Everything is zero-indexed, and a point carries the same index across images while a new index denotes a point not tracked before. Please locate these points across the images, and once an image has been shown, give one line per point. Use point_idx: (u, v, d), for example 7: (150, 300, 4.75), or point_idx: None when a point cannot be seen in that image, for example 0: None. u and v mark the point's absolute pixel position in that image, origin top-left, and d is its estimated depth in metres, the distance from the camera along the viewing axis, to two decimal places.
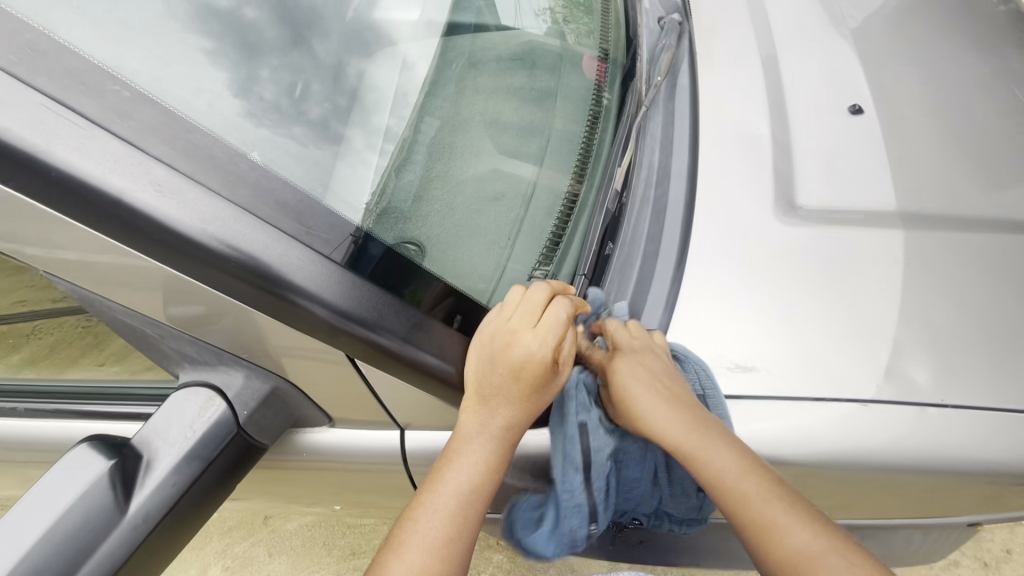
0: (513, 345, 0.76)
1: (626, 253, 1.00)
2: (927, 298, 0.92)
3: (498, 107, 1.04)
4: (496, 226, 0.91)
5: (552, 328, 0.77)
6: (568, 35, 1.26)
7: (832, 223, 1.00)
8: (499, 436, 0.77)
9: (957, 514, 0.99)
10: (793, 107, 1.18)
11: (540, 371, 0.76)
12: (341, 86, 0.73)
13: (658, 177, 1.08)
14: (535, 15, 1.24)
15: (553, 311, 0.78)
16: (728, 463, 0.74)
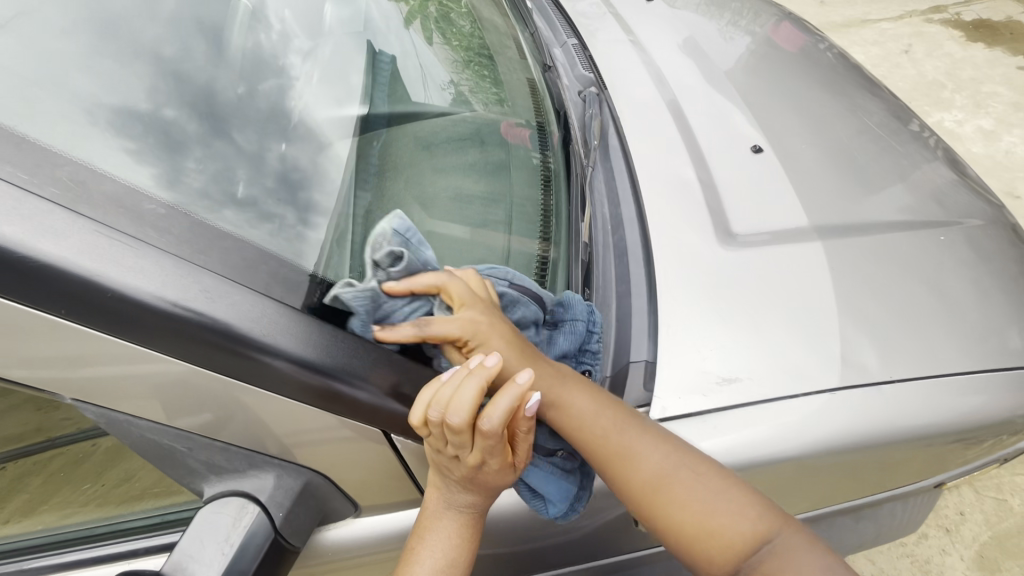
0: (455, 463, 0.68)
1: (602, 297, 1.08)
2: (855, 294, 1.09)
3: (447, 180, 1.16)
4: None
5: (490, 449, 0.67)
6: (476, 105, 1.40)
7: (763, 242, 1.15)
8: (467, 513, 0.74)
9: (924, 475, 1.12)
10: (707, 152, 1.37)
11: (495, 474, 0.70)
12: (264, 169, 0.81)
13: (612, 226, 1.21)
14: (441, 90, 1.37)
15: (482, 438, 0.66)
16: (656, 457, 0.82)
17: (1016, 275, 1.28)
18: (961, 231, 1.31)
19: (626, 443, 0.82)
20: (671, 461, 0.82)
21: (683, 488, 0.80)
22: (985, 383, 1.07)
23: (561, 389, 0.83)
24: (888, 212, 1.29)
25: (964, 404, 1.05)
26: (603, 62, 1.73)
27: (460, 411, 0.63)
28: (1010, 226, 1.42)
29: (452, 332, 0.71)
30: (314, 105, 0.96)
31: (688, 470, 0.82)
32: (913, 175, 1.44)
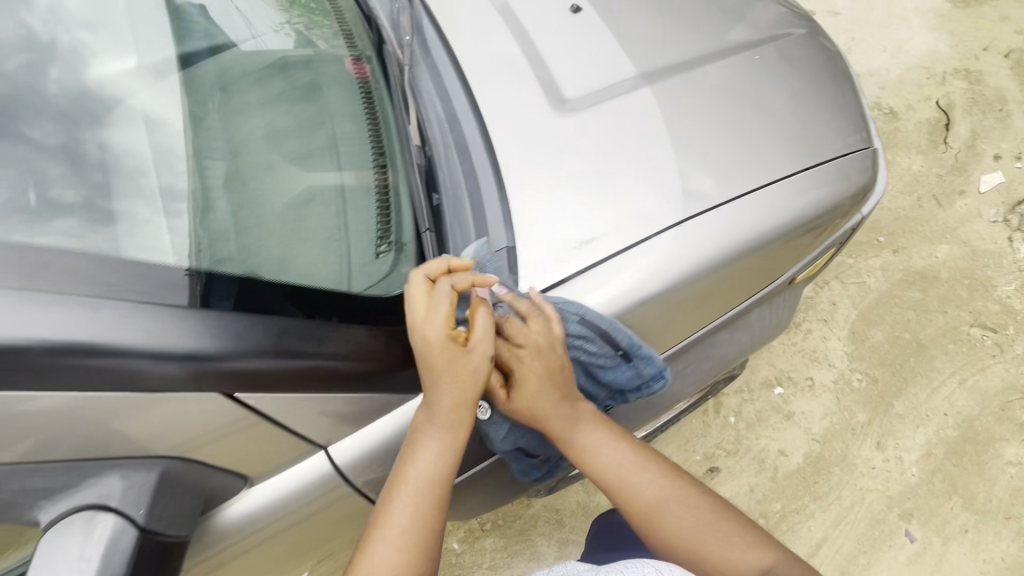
0: (421, 340, 0.84)
1: (453, 198, 1.05)
2: (686, 129, 1.12)
3: (250, 116, 1.02)
4: (303, 224, 0.93)
5: (432, 318, 0.83)
6: (317, 42, 1.24)
7: (594, 101, 1.14)
8: (456, 407, 0.85)
9: (784, 272, 1.24)
10: (528, 20, 1.28)
11: (451, 357, 0.84)
12: (12, 179, 0.72)
13: (447, 124, 1.15)
14: (275, 33, 1.22)
15: (438, 291, 0.85)
16: (619, 459, 0.99)
17: (824, 77, 1.38)
18: (774, 46, 1.37)
19: (586, 439, 0.99)
20: (626, 457, 1.00)
21: (674, 513, 0.95)
22: (809, 179, 1.17)
23: (576, 428, 0.99)
24: (707, 45, 1.33)
25: (797, 202, 1.14)
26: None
27: (434, 269, 0.87)
28: (816, 34, 1.52)
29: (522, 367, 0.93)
30: (39, 86, 0.82)
31: (646, 489, 0.97)
32: (724, 3, 1.46)
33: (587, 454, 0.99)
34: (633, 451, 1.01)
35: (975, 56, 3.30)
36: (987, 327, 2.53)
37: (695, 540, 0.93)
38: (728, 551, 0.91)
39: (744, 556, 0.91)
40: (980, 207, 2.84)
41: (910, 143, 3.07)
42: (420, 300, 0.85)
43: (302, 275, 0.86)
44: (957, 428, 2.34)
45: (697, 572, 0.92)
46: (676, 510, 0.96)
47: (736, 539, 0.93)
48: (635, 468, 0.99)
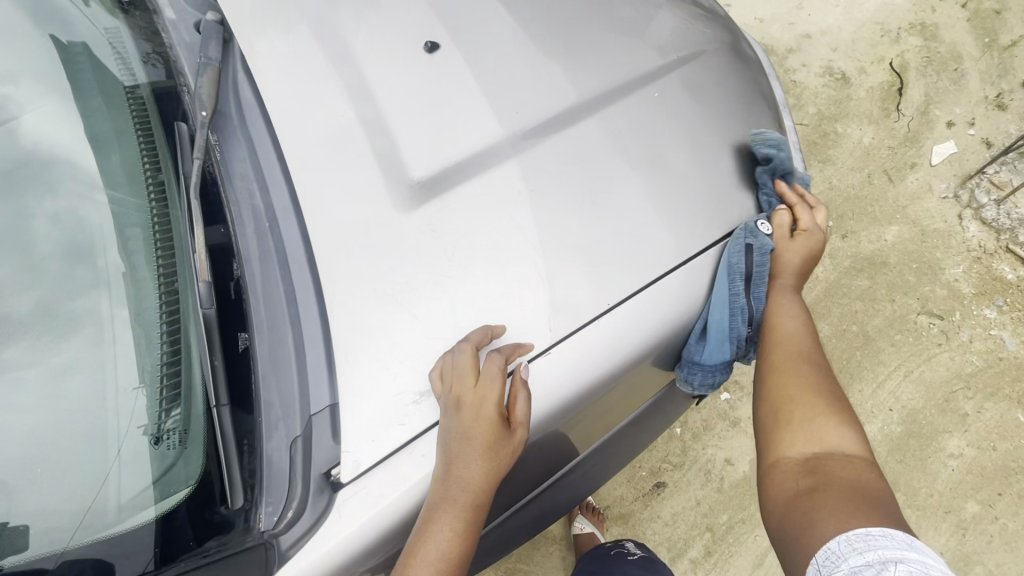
0: (477, 401, 0.78)
1: (270, 334, 0.84)
2: (560, 215, 0.92)
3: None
4: (41, 421, 0.68)
5: (482, 393, 0.78)
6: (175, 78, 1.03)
7: (447, 186, 0.92)
8: (475, 491, 0.76)
9: None
10: (369, 69, 1.03)
11: (494, 433, 0.77)
12: None
13: (266, 225, 0.92)
14: (146, 64, 1.05)
15: (485, 367, 0.80)
16: (797, 346, 0.95)
17: (736, 111, 1.17)
18: (677, 77, 1.15)
19: (778, 293, 1.01)
20: (793, 328, 0.98)
21: (799, 373, 0.91)
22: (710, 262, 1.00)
23: (773, 291, 1.02)
24: (593, 83, 1.08)
25: (694, 293, 0.97)
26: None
27: (473, 337, 0.82)
28: (734, 46, 1.27)
29: (485, 426, 0.77)
30: None
31: (804, 336, 0.96)
32: (622, 16, 1.21)
33: (778, 305, 1.00)
34: (805, 326, 0.99)
35: (931, 8, 2.86)
36: (934, 314, 2.43)
37: (792, 406, 0.87)
38: (823, 425, 0.83)
39: (839, 438, 0.81)
40: (932, 180, 2.63)
41: (861, 112, 2.76)
42: (466, 369, 0.79)
43: (48, 539, 0.65)
44: (901, 423, 2.30)
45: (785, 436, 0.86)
46: (794, 390, 0.89)
47: (846, 424, 0.83)
48: (798, 328, 0.98)
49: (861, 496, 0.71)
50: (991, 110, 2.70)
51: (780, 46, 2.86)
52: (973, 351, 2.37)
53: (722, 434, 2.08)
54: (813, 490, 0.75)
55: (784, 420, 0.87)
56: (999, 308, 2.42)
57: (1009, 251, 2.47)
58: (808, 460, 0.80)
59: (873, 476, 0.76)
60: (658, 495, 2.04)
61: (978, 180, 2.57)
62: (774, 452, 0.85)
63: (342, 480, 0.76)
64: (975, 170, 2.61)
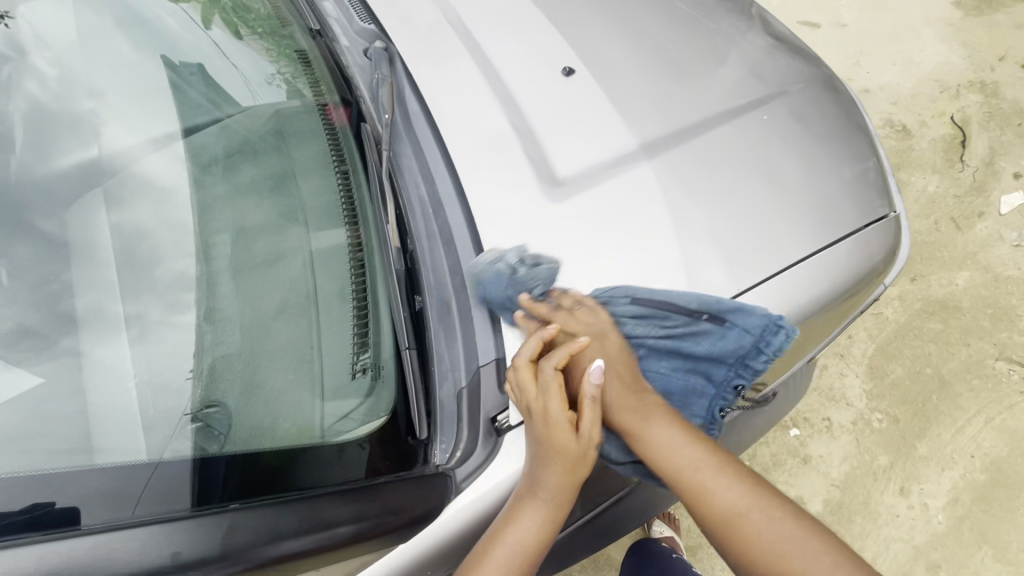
0: (546, 411, 0.84)
1: (439, 298, 0.97)
2: (691, 211, 1.04)
3: (223, 213, 0.94)
4: (272, 353, 0.85)
5: (546, 404, 0.84)
6: (304, 90, 1.22)
7: (590, 182, 1.06)
8: (554, 498, 0.84)
9: (809, 352, 1.16)
10: (518, 88, 1.20)
11: (565, 437, 0.84)
12: None
13: (431, 209, 1.06)
14: (268, 86, 1.22)
15: (545, 376, 0.86)
16: (727, 499, 0.87)
17: (837, 135, 1.28)
18: (782, 103, 1.28)
19: (643, 428, 0.92)
20: (690, 449, 0.91)
21: (755, 524, 0.84)
22: (823, 263, 1.09)
23: (641, 359, 0.98)
24: (709, 106, 1.23)
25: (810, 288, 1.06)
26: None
27: (532, 347, 0.88)
28: (827, 80, 1.41)
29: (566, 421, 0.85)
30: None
31: (733, 497, 0.87)
32: (727, 54, 1.37)
33: (654, 443, 0.91)
34: (699, 445, 0.91)
35: (989, 68, 3.00)
36: (1012, 360, 2.40)
37: (740, 526, 0.85)
38: (755, 524, 0.84)
39: (797, 546, 0.81)
40: (1001, 229, 2.66)
41: (924, 161, 2.83)
42: (526, 383, 0.85)
43: (276, 440, 0.80)
44: (985, 470, 2.22)
45: (746, 559, 0.84)
46: (756, 523, 0.85)
47: (815, 545, 0.81)
48: (693, 458, 0.90)
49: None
50: None
51: None
52: None
53: None
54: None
55: (730, 536, 0.86)
56: None
57: None
58: (766, 564, 0.82)
59: (814, 550, 0.80)
60: None
61: None
62: (735, 553, 0.85)
63: (509, 425, 0.88)
64: None
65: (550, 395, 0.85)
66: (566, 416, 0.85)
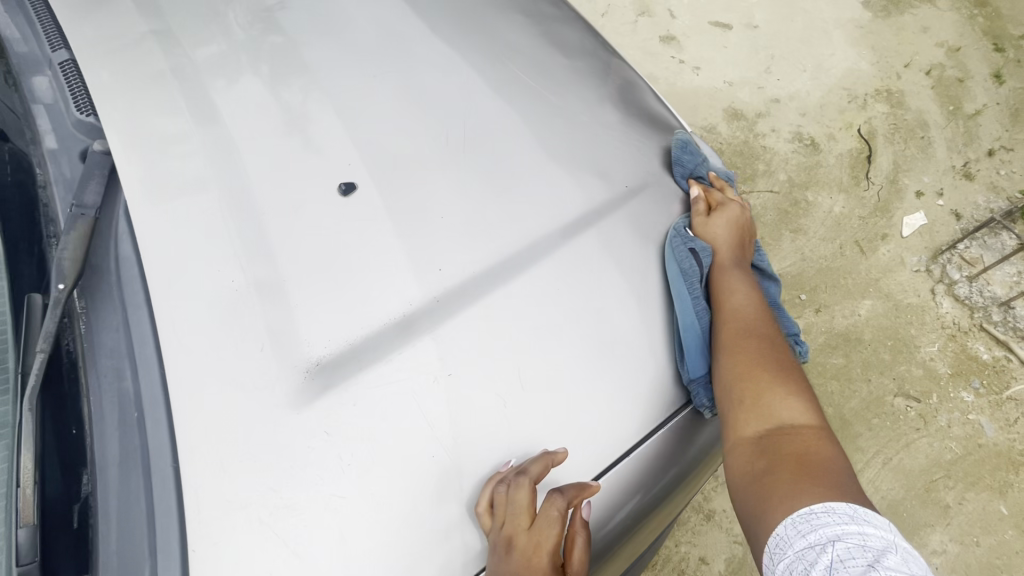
0: (536, 546, 0.74)
1: (119, 573, 0.69)
2: (483, 403, 0.81)
3: None
4: None
5: (544, 534, 0.75)
6: (48, 187, 0.94)
7: (349, 370, 0.79)
8: None
9: (656, 531, 0.97)
10: (275, 219, 0.90)
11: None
12: None
13: (128, 418, 0.77)
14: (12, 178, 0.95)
15: (544, 509, 0.76)
16: (751, 320, 0.94)
17: (690, 250, 1.07)
18: (626, 213, 1.05)
19: (727, 271, 1.03)
20: (751, 303, 0.97)
21: (745, 351, 0.89)
22: (649, 455, 0.88)
23: (726, 270, 1.03)
24: (531, 226, 0.97)
25: (628, 495, 0.86)
26: (102, 60, 1.05)
27: (533, 468, 0.77)
28: (688, 167, 1.18)
29: (548, 563, 0.74)
30: None
31: (748, 363, 0.88)
32: (567, 142, 1.11)
33: (727, 282, 1.00)
34: (766, 329, 0.93)
35: (896, 74, 2.86)
36: (910, 395, 2.26)
37: (756, 404, 0.84)
38: (773, 400, 0.84)
39: (840, 458, 0.75)
40: (902, 252, 2.50)
41: (830, 180, 2.64)
42: (521, 508, 0.74)
43: None
44: (882, 515, 2.10)
45: (771, 444, 0.79)
46: (743, 364, 0.88)
47: (826, 445, 0.77)
48: (748, 299, 0.97)
49: (810, 465, 0.74)
50: (959, 181, 2.63)
51: (748, 110, 2.76)
52: (952, 436, 2.21)
53: (697, 530, 1.85)
54: (765, 471, 0.76)
55: (743, 377, 0.87)
56: (976, 390, 2.28)
57: (983, 330, 2.36)
58: (765, 442, 0.80)
59: (831, 448, 0.77)
60: None
61: (949, 255, 2.48)
62: (740, 411, 0.85)
63: None
64: (946, 243, 2.51)
65: (541, 535, 0.75)
66: (552, 558, 0.74)
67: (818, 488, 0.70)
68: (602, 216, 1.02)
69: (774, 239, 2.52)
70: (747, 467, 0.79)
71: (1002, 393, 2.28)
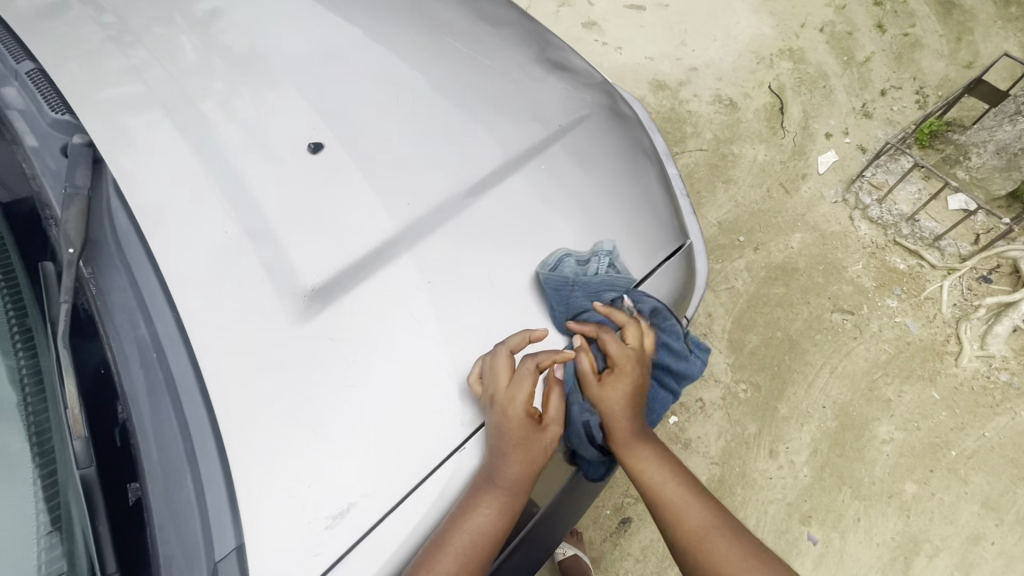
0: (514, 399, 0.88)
1: (164, 479, 0.79)
2: (460, 302, 0.95)
3: None
4: None
5: (522, 391, 0.89)
6: (37, 179, 1.03)
7: (343, 288, 0.92)
8: (511, 487, 0.87)
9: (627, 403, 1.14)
10: (256, 179, 1.02)
11: (529, 430, 0.89)
12: None
13: (150, 355, 0.87)
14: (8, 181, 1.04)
15: (521, 369, 0.91)
16: (719, 544, 0.92)
17: (621, 172, 1.24)
18: (562, 146, 1.21)
19: (638, 463, 0.98)
20: (703, 517, 0.95)
21: (721, 551, 0.91)
22: None
23: (634, 451, 0.98)
24: (481, 162, 1.12)
25: (594, 365, 1.01)
26: (70, 67, 1.15)
27: (511, 341, 0.93)
28: (612, 107, 1.36)
29: (524, 414, 0.89)
30: None
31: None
32: (504, 95, 1.27)
33: (642, 473, 0.98)
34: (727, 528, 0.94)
35: (795, 34, 3.18)
36: (845, 309, 2.48)
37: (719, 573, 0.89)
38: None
39: None
40: (822, 187, 2.78)
41: (751, 133, 2.92)
42: (501, 371, 0.89)
43: None
44: (836, 418, 2.27)
45: None
46: (720, 546, 0.92)
47: None
48: (687, 496, 0.98)
49: None
50: (861, 119, 2.94)
51: (670, 80, 3.02)
52: (885, 338, 2.41)
53: None
54: None
55: (684, 531, 0.95)
56: (899, 296, 2.49)
57: (898, 244, 2.59)
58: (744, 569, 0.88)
59: None
60: (625, 530, 1.92)
61: (860, 183, 2.72)
62: None
63: None
64: (856, 173, 2.79)
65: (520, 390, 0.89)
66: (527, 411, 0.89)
67: None
68: (542, 149, 1.18)
69: (709, 191, 2.77)
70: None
71: (920, 295, 2.49)
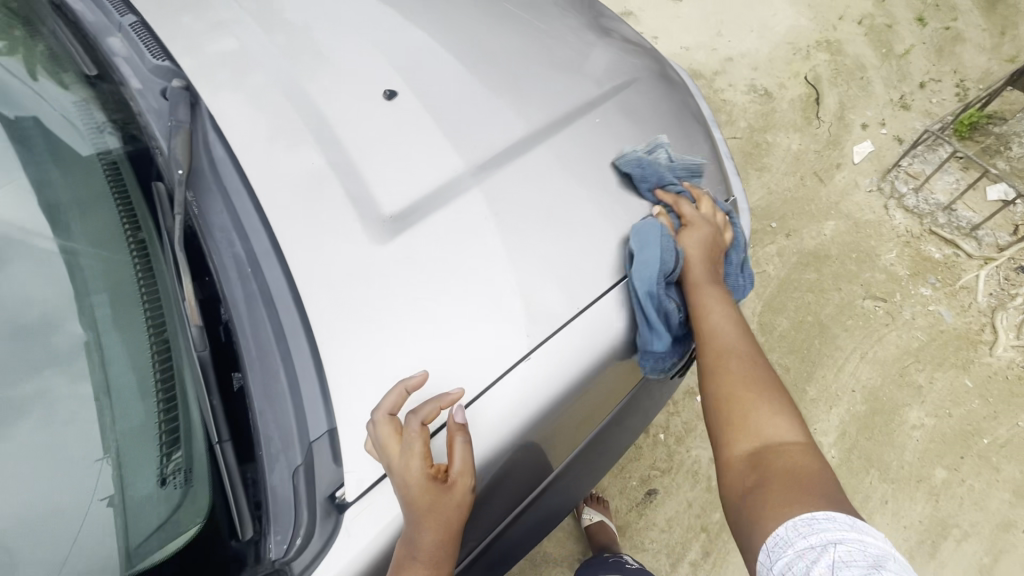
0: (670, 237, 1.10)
1: (262, 372, 0.88)
2: (525, 233, 1.02)
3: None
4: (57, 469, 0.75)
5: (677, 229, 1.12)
6: (142, 115, 1.14)
7: (418, 215, 1.00)
8: (433, 550, 0.80)
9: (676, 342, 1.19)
10: (337, 118, 1.11)
11: (432, 497, 0.80)
12: None
13: (247, 267, 0.96)
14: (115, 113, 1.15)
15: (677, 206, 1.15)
16: (772, 412, 0.90)
17: (670, 129, 1.30)
18: (615, 103, 1.27)
19: (707, 303, 1.04)
20: (745, 375, 0.95)
21: (757, 416, 0.90)
22: None
23: (704, 287, 1.06)
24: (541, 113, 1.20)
25: None
26: (168, 23, 1.27)
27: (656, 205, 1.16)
28: (661, 72, 1.43)
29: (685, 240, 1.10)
30: None
31: (790, 448, 0.85)
32: (560, 56, 1.34)
33: (708, 325, 1.02)
34: (775, 390, 0.93)
35: (833, 27, 3.18)
36: (876, 297, 2.46)
37: (754, 440, 0.88)
38: (762, 428, 0.88)
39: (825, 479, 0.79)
40: (856, 177, 2.77)
41: (786, 122, 2.94)
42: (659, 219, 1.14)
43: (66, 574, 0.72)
44: (865, 402, 2.27)
45: (757, 466, 0.84)
46: (760, 415, 0.90)
47: (817, 477, 0.79)
48: (747, 366, 0.97)
49: (797, 483, 0.78)
50: (898, 111, 2.92)
51: (705, 70, 3.06)
52: (917, 326, 2.40)
53: None
54: (758, 485, 0.81)
55: (726, 395, 0.95)
56: (933, 285, 2.48)
57: (934, 234, 2.57)
58: (756, 462, 0.85)
59: (817, 488, 0.77)
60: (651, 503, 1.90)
61: (895, 173, 2.72)
62: (731, 434, 0.91)
63: (348, 500, 0.83)
64: (891, 164, 2.77)
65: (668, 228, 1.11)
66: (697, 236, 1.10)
67: (797, 500, 0.75)
68: (597, 104, 1.26)
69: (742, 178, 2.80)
70: (741, 478, 0.84)
71: (955, 285, 2.46)
